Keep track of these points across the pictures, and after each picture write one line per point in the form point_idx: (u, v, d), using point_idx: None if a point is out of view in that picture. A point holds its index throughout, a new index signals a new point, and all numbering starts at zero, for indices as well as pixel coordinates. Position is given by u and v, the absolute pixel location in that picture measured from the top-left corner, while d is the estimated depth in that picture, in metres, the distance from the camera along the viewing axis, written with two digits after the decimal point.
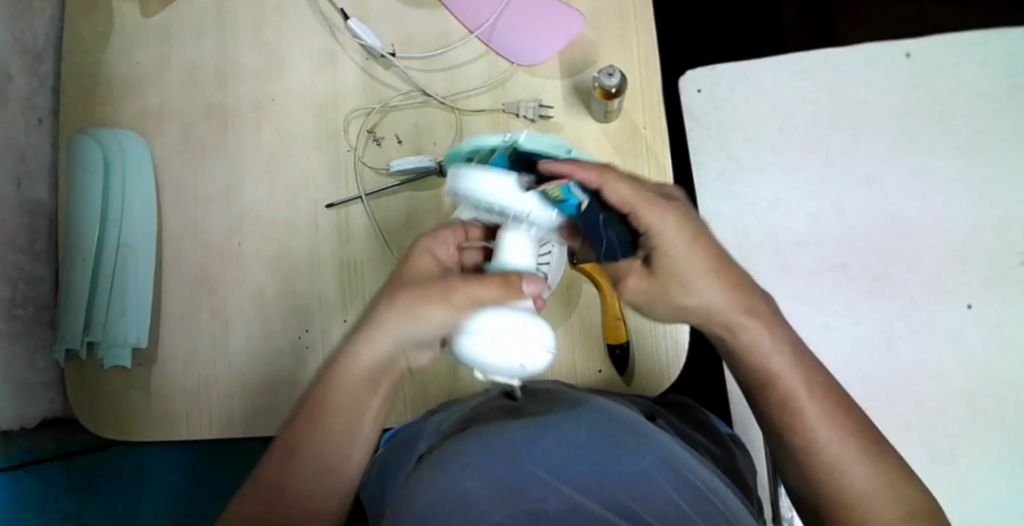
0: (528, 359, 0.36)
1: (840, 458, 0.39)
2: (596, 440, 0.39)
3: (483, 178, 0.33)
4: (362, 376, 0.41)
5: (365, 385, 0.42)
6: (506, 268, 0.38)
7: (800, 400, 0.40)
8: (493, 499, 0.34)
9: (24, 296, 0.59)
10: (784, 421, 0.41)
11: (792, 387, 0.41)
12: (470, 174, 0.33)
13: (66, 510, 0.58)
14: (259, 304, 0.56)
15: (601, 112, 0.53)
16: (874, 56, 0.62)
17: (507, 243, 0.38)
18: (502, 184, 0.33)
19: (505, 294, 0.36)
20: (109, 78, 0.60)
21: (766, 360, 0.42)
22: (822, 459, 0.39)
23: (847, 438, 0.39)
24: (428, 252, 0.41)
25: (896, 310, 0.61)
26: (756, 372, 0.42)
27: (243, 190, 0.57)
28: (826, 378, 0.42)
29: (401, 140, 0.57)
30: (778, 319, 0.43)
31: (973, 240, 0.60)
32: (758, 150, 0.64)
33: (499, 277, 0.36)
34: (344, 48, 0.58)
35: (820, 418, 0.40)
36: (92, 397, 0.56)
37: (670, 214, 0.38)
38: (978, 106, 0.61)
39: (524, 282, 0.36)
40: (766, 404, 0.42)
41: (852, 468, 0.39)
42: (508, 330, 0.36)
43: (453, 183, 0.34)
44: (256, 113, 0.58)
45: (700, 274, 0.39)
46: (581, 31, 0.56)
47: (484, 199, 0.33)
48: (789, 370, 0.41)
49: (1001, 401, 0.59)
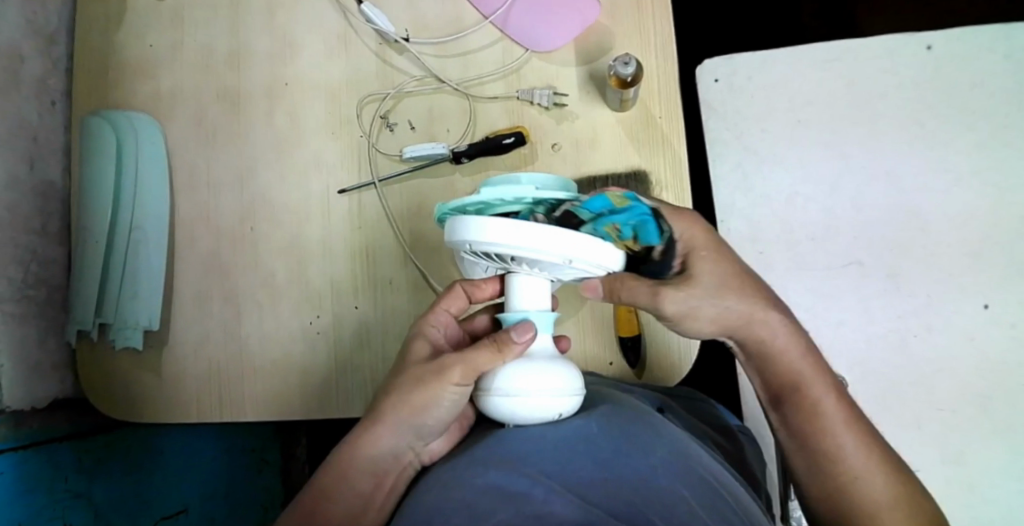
0: (559, 401, 0.39)
1: (861, 466, 0.42)
2: (602, 435, 0.39)
3: (483, 226, 0.33)
4: (365, 466, 0.44)
5: (367, 471, 0.44)
6: (516, 319, 0.42)
7: (826, 408, 0.43)
8: (495, 502, 0.34)
9: (36, 277, 0.59)
10: (810, 427, 0.43)
11: (820, 396, 0.43)
12: (469, 222, 0.34)
13: (75, 490, 0.59)
14: (270, 290, 0.56)
15: (617, 100, 0.53)
16: (895, 47, 0.61)
17: (518, 290, 0.42)
18: (500, 227, 0.33)
19: (502, 356, 0.40)
20: (121, 60, 0.60)
21: (797, 365, 0.44)
22: (845, 467, 0.42)
23: (867, 445, 0.42)
24: (423, 338, 0.46)
25: (911, 308, 0.61)
26: (783, 376, 0.44)
27: (255, 176, 0.57)
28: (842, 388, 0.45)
29: (414, 126, 0.56)
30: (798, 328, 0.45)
31: (991, 237, 0.59)
32: (774, 142, 0.63)
33: (493, 344, 0.40)
34: (358, 33, 0.57)
35: (843, 425, 0.43)
36: (104, 378, 0.57)
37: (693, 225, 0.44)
38: (1001, 101, 0.60)
39: (515, 335, 0.40)
40: (790, 410, 0.44)
41: (872, 474, 0.42)
42: (531, 387, 0.39)
43: (459, 236, 0.34)
44: (269, 98, 0.58)
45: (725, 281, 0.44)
46: (597, 17, 0.55)
47: (493, 246, 0.33)
48: (816, 376, 0.44)
49: (1015, 402, 0.59)
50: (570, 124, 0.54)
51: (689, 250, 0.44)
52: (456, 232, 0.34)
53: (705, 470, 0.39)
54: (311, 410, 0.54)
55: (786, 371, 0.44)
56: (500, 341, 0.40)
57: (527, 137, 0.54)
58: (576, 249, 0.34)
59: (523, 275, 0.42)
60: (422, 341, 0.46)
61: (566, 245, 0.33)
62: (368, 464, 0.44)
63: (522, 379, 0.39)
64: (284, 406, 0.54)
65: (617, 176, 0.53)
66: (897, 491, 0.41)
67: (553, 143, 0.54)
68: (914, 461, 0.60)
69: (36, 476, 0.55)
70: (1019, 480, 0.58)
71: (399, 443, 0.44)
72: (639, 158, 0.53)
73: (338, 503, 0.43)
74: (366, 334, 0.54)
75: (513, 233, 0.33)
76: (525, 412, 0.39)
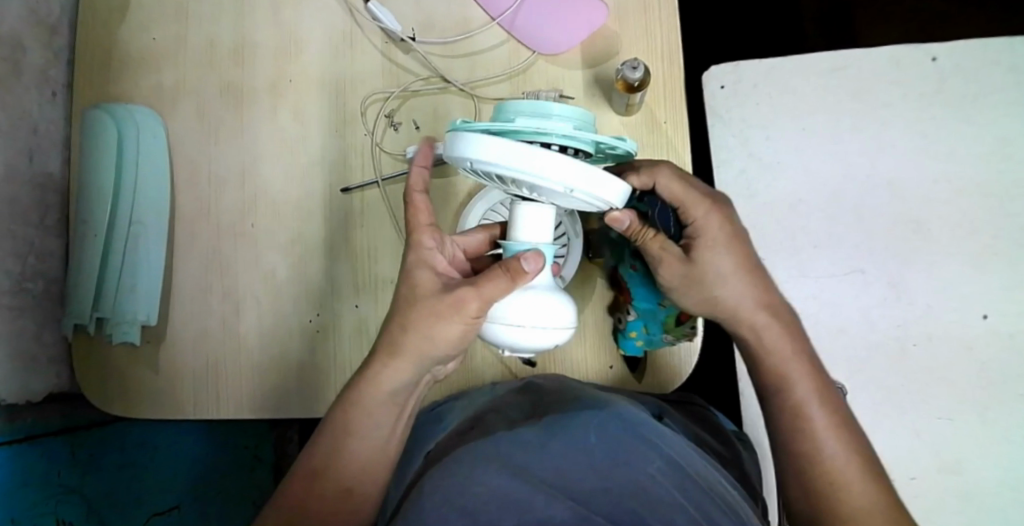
0: (559, 332, 0.40)
1: (842, 471, 0.41)
2: (603, 444, 0.40)
3: (480, 143, 0.32)
4: (381, 399, 0.42)
5: (385, 403, 0.42)
6: (518, 249, 0.40)
7: (811, 409, 0.42)
8: (496, 508, 0.35)
9: (34, 270, 0.59)
10: (792, 428, 0.42)
11: (804, 398, 0.43)
12: (469, 139, 0.33)
13: (68, 485, 0.59)
14: (270, 288, 0.55)
15: (622, 105, 0.52)
16: (899, 57, 0.61)
17: (522, 218, 0.40)
18: (499, 146, 0.32)
19: (513, 283, 0.38)
20: (124, 53, 0.60)
21: (782, 365, 0.44)
22: (825, 470, 0.41)
23: (849, 453, 0.41)
24: (427, 267, 0.42)
25: (911, 317, 0.61)
26: (768, 375, 0.44)
27: (259, 171, 0.57)
28: (842, 407, 0.43)
29: (419, 126, 0.56)
30: (801, 341, 0.45)
31: (991, 248, 0.60)
32: (779, 149, 0.63)
33: (501, 270, 0.38)
34: (363, 31, 0.57)
35: (824, 431, 0.42)
36: (100, 373, 0.56)
37: (714, 216, 0.43)
38: (1004, 114, 0.60)
39: (525, 265, 0.38)
40: (777, 407, 0.43)
41: (849, 484, 0.40)
42: (536, 313, 0.39)
43: (456, 148, 0.34)
44: (273, 93, 0.58)
45: (728, 275, 0.43)
46: (604, 22, 0.55)
47: (490, 165, 0.32)
48: (800, 377, 0.43)
49: (1013, 413, 0.59)
50: None
51: (701, 234, 0.43)
52: (456, 147, 0.34)
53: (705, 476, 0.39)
54: (309, 408, 0.54)
55: (770, 372, 0.44)
56: (511, 270, 0.38)
57: None
58: (573, 177, 0.32)
59: (529, 206, 0.40)
60: (426, 271, 0.41)
61: (564, 170, 0.32)
62: (385, 398, 0.42)
63: (522, 313, 0.39)
64: (280, 402, 0.54)
65: None
66: (878, 504, 0.40)
67: None
68: (911, 468, 0.60)
69: (29, 470, 0.55)
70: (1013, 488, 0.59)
71: (415, 375, 0.42)
72: None
73: (359, 439, 0.42)
74: (365, 332, 0.54)
75: (511, 150, 0.32)
76: (524, 343, 0.40)
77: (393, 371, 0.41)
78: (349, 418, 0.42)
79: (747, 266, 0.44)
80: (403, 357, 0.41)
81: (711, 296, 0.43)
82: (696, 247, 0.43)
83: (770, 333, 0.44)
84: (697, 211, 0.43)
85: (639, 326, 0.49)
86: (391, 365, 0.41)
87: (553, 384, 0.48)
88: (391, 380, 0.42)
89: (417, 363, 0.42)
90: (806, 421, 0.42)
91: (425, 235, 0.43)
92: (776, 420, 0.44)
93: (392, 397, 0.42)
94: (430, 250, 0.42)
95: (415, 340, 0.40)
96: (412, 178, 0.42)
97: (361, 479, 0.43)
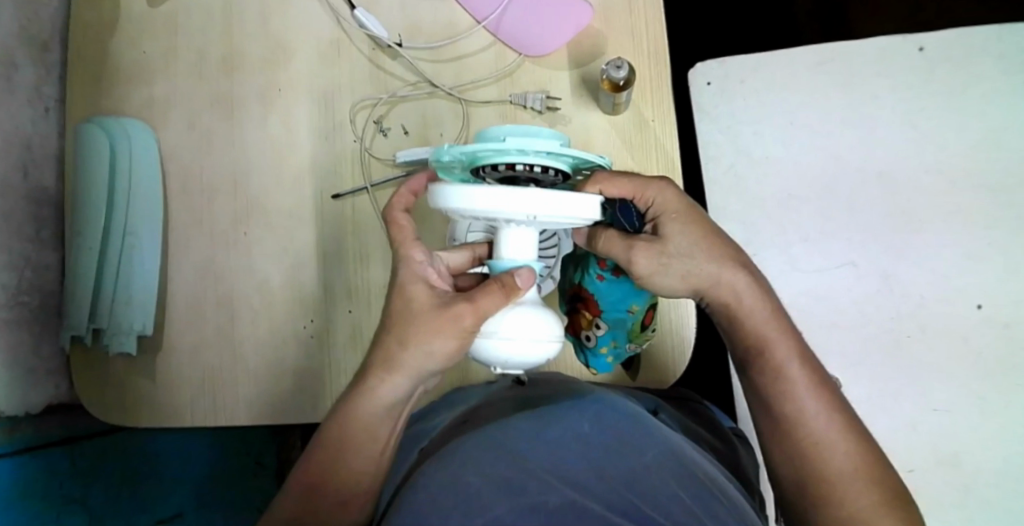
0: (548, 346, 0.39)
1: (824, 434, 0.41)
2: (599, 434, 0.39)
3: (464, 194, 0.33)
4: (377, 414, 0.42)
5: (381, 416, 0.42)
6: (507, 267, 0.40)
7: (790, 368, 0.42)
8: (493, 494, 0.33)
9: (31, 284, 0.59)
10: (772, 391, 0.42)
11: (785, 359, 0.42)
12: (450, 191, 0.34)
13: (70, 496, 0.59)
14: (264, 296, 0.56)
15: (609, 104, 0.53)
16: (887, 50, 0.61)
17: (506, 239, 0.40)
18: (482, 195, 0.33)
19: (507, 298, 0.38)
20: (115, 65, 0.60)
21: (759, 328, 0.43)
22: (807, 435, 0.41)
23: (831, 414, 0.41)
24: (421, 281, 0.41)
25: (906, 309, 0.61)
26: (749, 340, 0.43)
27: (250, 180, 0.57)
28: (822, 371, 0.43)
29: (408, 131, 0.56)
30: (778, 305, 0.44)
31: (983, 237, 0.60)
32: (769, 144, 0.63)
33: (497, 284, 0.38)
34: (351, 38, 0.57)
35: (807, 395, 0.42)
36: (100, 385, 0.57)
37: (665, 193, 0.43)
38: (994, 104, 0.60)
39: (519, 280, 0.38)
40: (756, 373, 0.43)
41: (834, 443, 0.40)
42: (527, 327, 0.38)
43: (440, 202, 0.34)
44: (263, 102, 0.58)
45: (698, 255, 0.42)
46: (590, 23, 0.55)
47: (474, 212, 0.34)
48: (778, 339, 0.43)
49: (1012, 404, 0.59)
50: (562, 127, 0.54)
51: (661, 212, 0.43)
52: (439, 200, 0.35)
53: (708, 474, 0.38)
54: (304, 416, 0.54)
55: (749, 337, 0.43)
56: (505, 286, 0.38)
57: None
58: (551, 212, 0.34)
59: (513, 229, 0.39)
60: (420, 286, 0.41)
61: (542, 206, 0.33)
62: (384, 411, 0.42)
63: (512, 328, 0.38)
64: (278, 412, 0.54)
65: None
66: (861, 466, 0.40)
67: None
68: (908, 461, 0.60)
69: (28, 483, 0.56)
70: (1013, 479, 0.59)
71: (412, 386, 0.42)
72: (633, 163, 0.53)
73: (355, 454, 0.42)
74: (361, 340, 0.54)
75: (496, 202, 0.33)
76: (519, 359, 0.38)
77: (390, 386, 0.41)
78: (345, 432, 0.42)
79: (722, 250, 0.43)
80: (401, 373, 0.41)
81: (691, 269, 0.42)
82: (663, 225, 0.43)
83: (749, 302, 0.43)
84: (650, 193, 0.43)
85: (609, 340, 0.50)
86: (389, 380, 0.41)
87: (550, 382, 0.48)
88: (387, 396, 0.41)
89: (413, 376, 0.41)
90: (789, 387, 0.42)
91: (415, 249, 0.43)
92: (759, 388, 0.43)
93: (387, 413, 0.42)
94: (421, 265, 0.42)
95: (406, 347, 0.41)
96: (396, 197, 0.44)
97: (355, 492, 0.43)
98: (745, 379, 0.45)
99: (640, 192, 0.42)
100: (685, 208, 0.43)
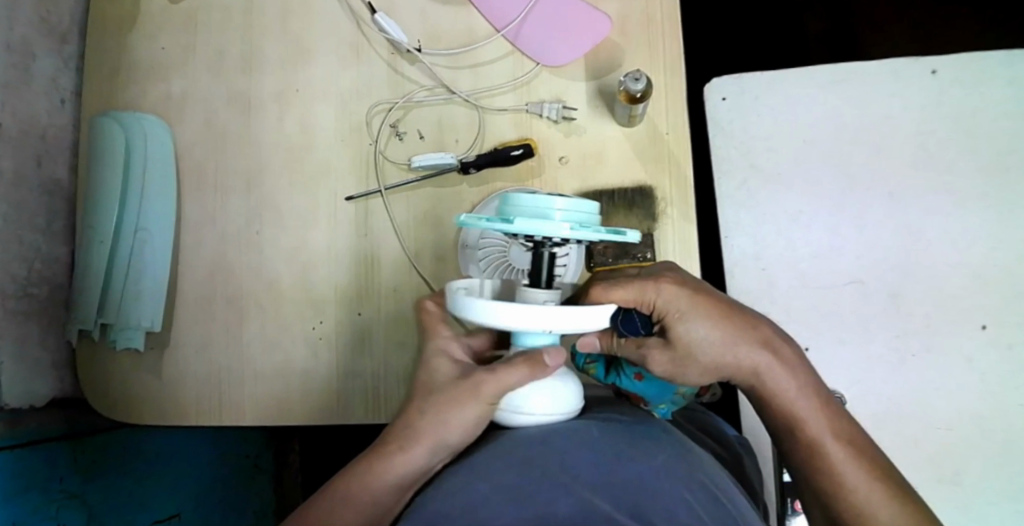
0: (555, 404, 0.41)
1: (867, 502, 0.41)
2: (608, 438, 0.38)
3: (491, 310, 0.33)
4: (392, 477, 0.42)
5: (400, 479, 0.42)
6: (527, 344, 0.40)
7: (828, 445, 0.42)
8: (501, 503, 0.33)
9: (40, 275, 0.59)
10: (808, 465, 0.43)
11: (818, 434, 0.42)
12: (478, 309, 0.34)
13: (70, 490, 0.59)
14: (274, 296, 0.56)
15: (625, 116, 0.53)
16: (900, 71, 0.62)
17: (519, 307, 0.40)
18: (508, 317, 0.33)
19: (530, 373, 0.38)
20: (132, 61, 0.60)
21: (792, 405, 0.43)
22: (849, 505, 0.41)
23: (873, 481, 0.41)
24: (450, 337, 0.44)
25: (911, 329, 0.61)
26: (782, 417, 0.43)
27: (264, 180, 0.57)
28: (856, 430, 0.43)
29: (423, 135, 0.56)
30: (804, 367, 0.44)
31: (989, 260, 0.60)
32: (783, 161, 0.63)
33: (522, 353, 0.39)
34: (370, 42, 0.58)
35: (847, 466, 0.42)
36: (104, 378, 0.57)
37: (669, 293, 0.41)
38: (1003, 128, 0.61)
39: (546, 358, 0.38)
40: (794, 447, 0.44)
41: (877, 512, 0.40)
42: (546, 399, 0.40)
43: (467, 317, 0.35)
44: (280, 103, 0.58)
45: (723, 347, 0.42)
46: (608, 34, 0.55)
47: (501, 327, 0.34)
48: (813, 415, 0.43)
49: (1013, 424, 0.59)
50: (577, 138, 0.55)
51: (666, 312, 0.41)
52: (464, 309, 0.35)
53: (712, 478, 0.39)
54: (311, 416, 0.54)
55: (784, 413, 0.43)
56: (532, 360, 0.38)
57: (535, 150, 0.54)
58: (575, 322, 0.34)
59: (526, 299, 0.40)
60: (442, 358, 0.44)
61: (570, 320, 0.34)
62: (397, 481, 0.42)
63: (532, 395, 0.39)
64: (283, 414, 0.54)
65: (623, 191, 0.53)
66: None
67: (561, 156, 0.54)
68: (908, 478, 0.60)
69: (30, 475, 0.55)
70: (1014, 499, 0.59)
71: (429, 461, 0.42)
72: (646, 174, 0.53)
73: (355, 504, 0.41)
74: (370, 341, 0.54)
75: (520, 318, 0.33)
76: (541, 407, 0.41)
77: (406, 458, 0.41)
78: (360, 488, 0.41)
79: (743, 336, 0.42)
80: (419, 442, 0.41)
81: (709, 364, 0.42)
82: (669, 327, 0.41)
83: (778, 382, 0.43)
84: (652, 296, 0.40)
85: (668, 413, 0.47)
86: (406, 450, 0.41)
87: None
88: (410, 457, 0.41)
89: (428, 442, 0.41)
90: (825, 458, 0.42)
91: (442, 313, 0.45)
92: (794, 457, 0.44)
93: (405, 472, 0.42)
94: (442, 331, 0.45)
95: None
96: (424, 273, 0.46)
97: None
98: (781, 446, 0.45)
99: (641, 298, 0.40)
100: (692, 302, 0.41)
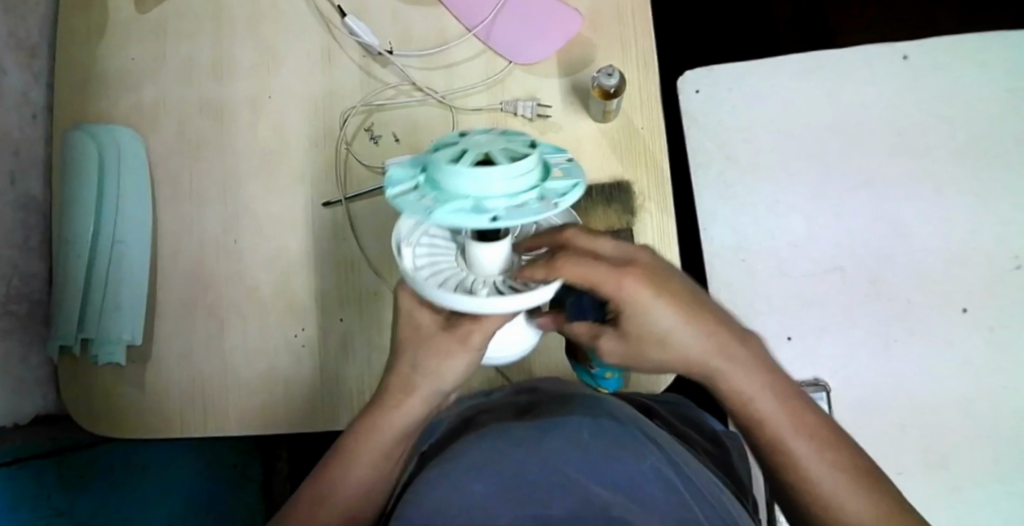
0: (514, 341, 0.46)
1: (834, 495, 0.38)
2: (596, 439, 0.38)
3: (476, 297, 0.33)
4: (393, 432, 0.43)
5: (400, 431, 0.43)
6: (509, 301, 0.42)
7: (789, 441, 0.40)
8: (493, 502, 0.33)
9: (19, 292, 0.59)
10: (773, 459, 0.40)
11: (780, 429, 0.40)
12: (463, 301, 0.33)
13: (58, 507, 0.58)
14: (255, 304, 0.55)
15: (600, 112, 0.53)
16: (872, 57, 0.62)
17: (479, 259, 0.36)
18: (495, 303, 0.33)
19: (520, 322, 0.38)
20: (103, 73, 0.60)
21: (751, 399, 0.40)
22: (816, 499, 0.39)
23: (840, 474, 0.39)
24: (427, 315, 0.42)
25: (893, 313, 0.62)
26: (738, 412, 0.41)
27: (241, 188, 0.57)
28: (826, 423, 0.41)
29: (398, 137, 0.56)
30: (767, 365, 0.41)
31: (967, 242, 0.61)
32: (759, 152, 0.64)
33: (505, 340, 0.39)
34: (342, 46, 0.58)
35: (813, 459, 0.39)
36: (88, 393, 0.57)
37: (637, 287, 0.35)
38: (976, 110, 0.61)
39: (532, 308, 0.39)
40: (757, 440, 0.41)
41: (845, 504, 0.38)
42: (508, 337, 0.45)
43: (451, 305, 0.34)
44: (253, 110, 0.58)
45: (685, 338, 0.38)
46: (580, 31, 0.56)
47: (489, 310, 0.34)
48: (775, 410, 0.40)
49: (999, 404, 0.60)
50: (553, 135, 0.54)
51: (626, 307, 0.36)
52: (449, 301, 0.34)
53: (700, 474, 0.39)
54: (298, 425, 0.54)
55: (731, 400, 0.41)
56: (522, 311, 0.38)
57: None
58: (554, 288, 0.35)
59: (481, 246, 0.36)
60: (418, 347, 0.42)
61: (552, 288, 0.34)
62: (397, 434, 0.43)
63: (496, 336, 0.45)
64: (268, 422, 0.54)
65: (600, 187, 0.53)
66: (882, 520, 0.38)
67: None
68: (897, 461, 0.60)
69: (18, 493, 0.54)
70: (1002, 479, 0.59)
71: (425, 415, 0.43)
72: (622, 168, 0.53)
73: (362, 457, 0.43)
74: (353, 346, 0.54)
75: (508, 299, 0.33)
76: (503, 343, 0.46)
77: (406, 409, 0.43)
78: (361, 448, 0.43)
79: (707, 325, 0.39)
80: (414, 395, 0.43)
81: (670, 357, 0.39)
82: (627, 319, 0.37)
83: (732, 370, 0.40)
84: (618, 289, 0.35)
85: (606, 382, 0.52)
86: (405, 402, 0.43)
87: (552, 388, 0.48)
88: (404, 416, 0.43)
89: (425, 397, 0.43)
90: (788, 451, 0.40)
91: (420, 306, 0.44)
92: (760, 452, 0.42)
93: (407, 421, 0.43)
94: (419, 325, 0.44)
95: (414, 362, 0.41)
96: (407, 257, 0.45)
97: (358, 499, 0.43)
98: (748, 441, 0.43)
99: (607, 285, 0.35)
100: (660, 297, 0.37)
